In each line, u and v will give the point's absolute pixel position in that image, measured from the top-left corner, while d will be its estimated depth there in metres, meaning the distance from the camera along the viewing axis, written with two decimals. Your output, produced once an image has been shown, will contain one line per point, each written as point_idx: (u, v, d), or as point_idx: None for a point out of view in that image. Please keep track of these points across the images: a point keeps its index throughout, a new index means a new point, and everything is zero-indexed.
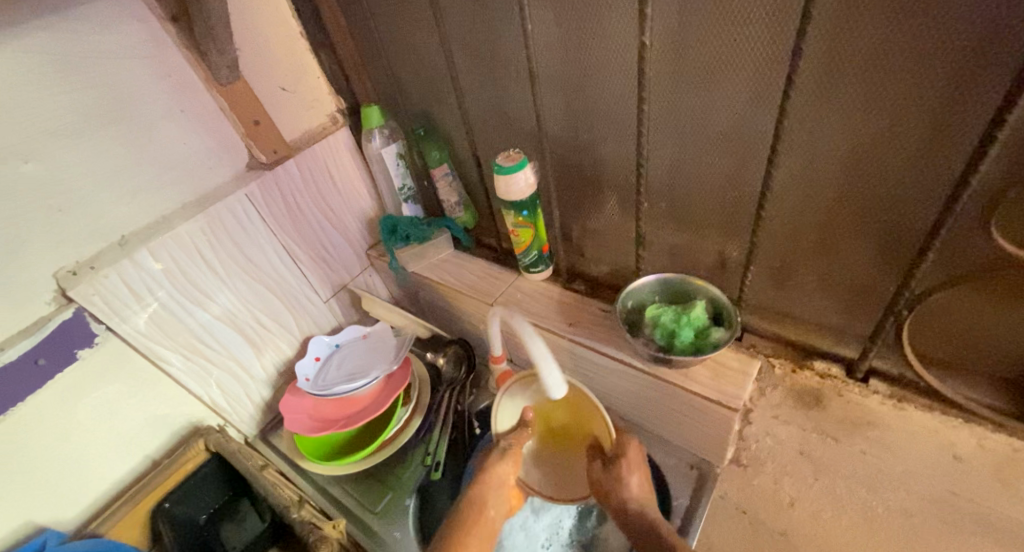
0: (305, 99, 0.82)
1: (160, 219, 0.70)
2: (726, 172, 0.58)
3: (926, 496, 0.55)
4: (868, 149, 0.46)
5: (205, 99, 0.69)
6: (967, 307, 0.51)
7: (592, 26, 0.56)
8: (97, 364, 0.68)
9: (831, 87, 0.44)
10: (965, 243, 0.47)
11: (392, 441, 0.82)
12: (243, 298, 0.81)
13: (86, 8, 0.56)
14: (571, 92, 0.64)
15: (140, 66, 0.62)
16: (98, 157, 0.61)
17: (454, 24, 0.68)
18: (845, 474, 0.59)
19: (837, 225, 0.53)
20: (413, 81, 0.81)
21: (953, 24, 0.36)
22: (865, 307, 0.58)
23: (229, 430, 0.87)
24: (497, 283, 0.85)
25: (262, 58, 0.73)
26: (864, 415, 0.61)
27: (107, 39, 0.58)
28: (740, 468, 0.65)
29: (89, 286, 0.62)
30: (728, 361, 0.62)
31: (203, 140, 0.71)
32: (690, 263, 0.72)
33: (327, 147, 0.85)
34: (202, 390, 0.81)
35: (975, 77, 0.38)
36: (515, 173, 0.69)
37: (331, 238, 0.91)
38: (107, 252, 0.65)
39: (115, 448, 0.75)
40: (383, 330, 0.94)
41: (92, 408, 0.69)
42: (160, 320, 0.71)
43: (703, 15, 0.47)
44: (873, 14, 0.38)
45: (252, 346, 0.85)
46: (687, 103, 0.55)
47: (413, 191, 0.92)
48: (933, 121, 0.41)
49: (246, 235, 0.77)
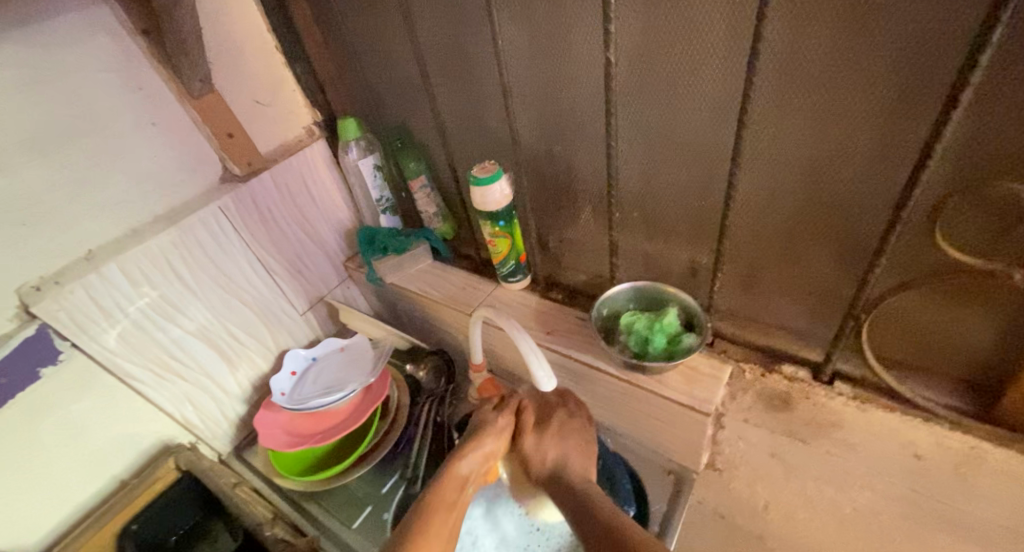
0: (281, 112, 0.82)
1: (129, 232, 0.69)
2: (694, 185, 0.60)
3: (889, 494, 0.57)
4: (824, 159, 0.48)
5: (177, 112, 0.69)
6: (920, 309, 0.53)
7: (564, 44, 0.58)
8: (62, 383, 0.66)
9: (788, 101, 0.46)
10: (915, 249, 0.49)
11: (370, 456, 0.81)
12: (216, 312, 0.79)
13: (54, 20, 0.55)
14: (544, 106, 0.66)
15: (109, 79, 0.61)
16: (66, 170, 0.60)
17: (429, 38, 0.69)
18: (813, 475, 0.61)
19: (799, 233, 0.55)
20: (389, 93, 0.82)
21: (894, 44, 0.38)
22: (828, 311, 0.61)
23: (201, 447, 0.85)
24: (475, 293, 0.86)
25: (236, 71, 0.73)
26: (830, 417, 0.63)
27: (75, 52, 0.58)
28: (716, 474, 0.66)
29: (54, 303, 0.61)
30: (700, 366, 0.64)
31: (175, 152, 0.70)
32: (663, 272, 0.73)
33: (304, 159, 0.85)
34: (173, 408, 0.79)
35: (916, 92, 0.40)
36: (490, 185, 0.70)
37: (307, 250, 0.90)
38: (74, 266, 0.64)
39: (80, 469, 0.72)
40: (362, 342, 0.92)
41: (57, 429, 0.67)
42: (128, 336, 0.70)
43: (666, 29, 0.49)
44: (822, 31, 0.40)
45: (226, 361, 0.83)
46: (655, 117, 0.56)
47: (392, 203, 0.92)
48: (880, 132, 0.43)
49: (219, 249, 0.76)
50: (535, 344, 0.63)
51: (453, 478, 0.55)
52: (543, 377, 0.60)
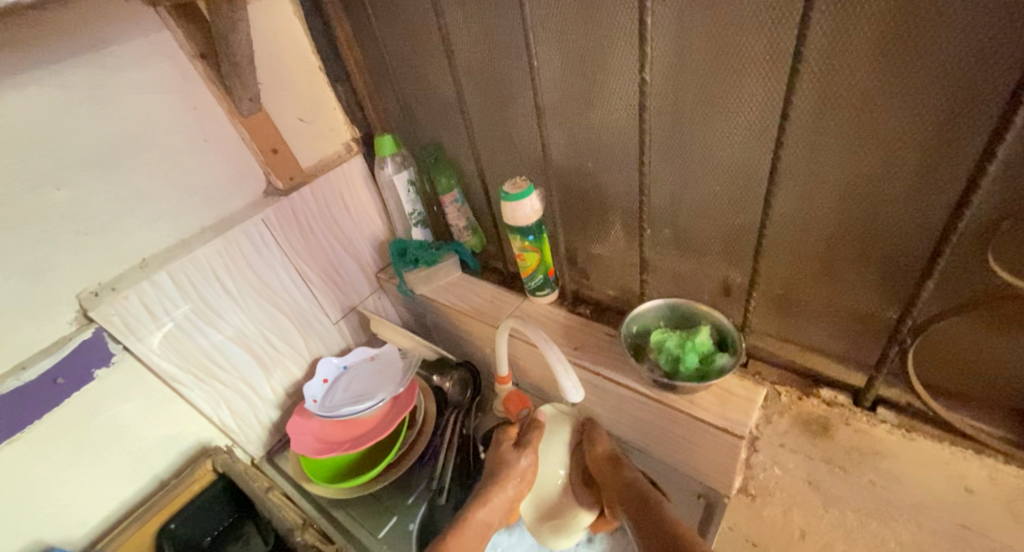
0: (323, 129, 0.86)
1: (179, 242, 0.72)
2: (729, 203, 0.59)
3: (938, 530, 0.53)
4: (867, 178, 0.47)
5: (226, 129, 0.72)
6: (971, 334, 0.50)
7: (600, 63, 0.59)
8: (113, 384, 0.69)
9: (828, 122, 0.46)
10: (963, 271, 0.47)
11: (397, 465, 0.83)
12: (255, 319, 0.82)
13: (121, 46, 0.60)
14: (576, 123, 0.66)
15: (168, 99, 0.65)
16: (126, 185, 0.64)
17: (464, 59, 0.71)
18: (854, 505, 0.57)
19: (838, 254, 0.54)
20: (425, 110, 0.84)
21: (942, 65, 0.38)
22: (869, 334, 0.59)
23: (236, 451, 0.88)
24: (503, 306, 0.86)
25: (283, 91, 0.77)
26: (872, 444, 0.60)
27: (140, 75, 0.62)
28: (749, 499, 0.63)
29: (110, 307, 0.65)
30: (734, 388, 0.62)
31: (224, 167, 0.74)
32: (695, 289, 0.72)
33: (342, 174, 0.88)
34: (211, 410, 0.82)
35: (964, 112, 0.39)
36: (521, 201, 0.71)
37: (342, 261, 0.93)
38: (128, 274, 0.68)
39: (125, 467, 0.75)
40: (391, 352, 0.94)
41: (106, 427, 0.71)
42: (175, 341, 0.73)
43: (702, 50, 0.49)
44: (866, 51, 0.40)
45: (262, 367, 0.86)
46: (690, 136, 0.56)
47: (423, 216, 0.94)
48: (927, 152, 0.42)
49: (261, 259, 0.80)
50: (565, 356, 0.65)
51: (472, 525, 0.62)
52: (571, 388, 0.63)
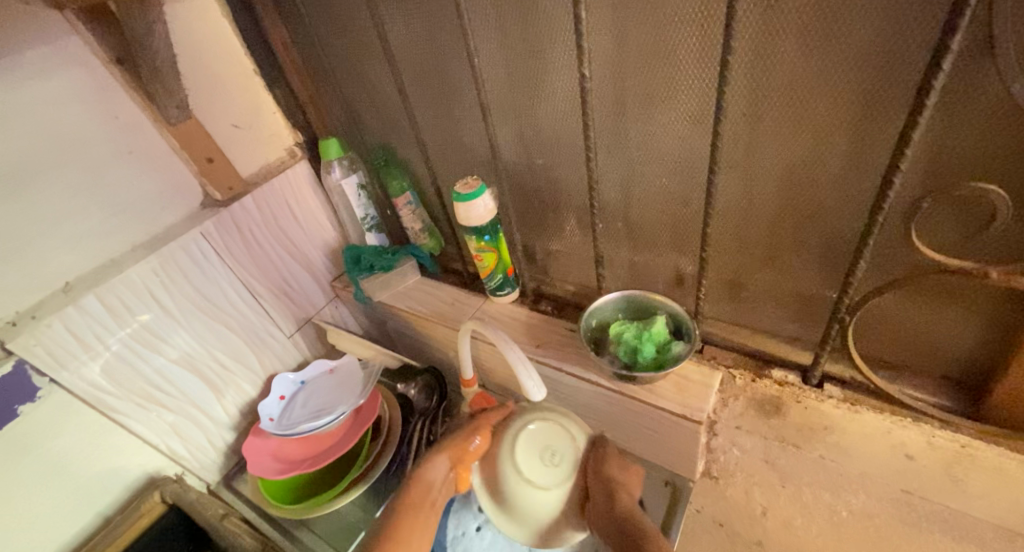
0: (263, 134, 0.82)
1: (108, 262, 0.68)
2: (674, 193, 0.60)
3: (882, 495, 0.58)
4: (800, 163, 0.48)
5: (153, 141, 0.68)
6: (905, 308, 0.53)
7: (540, 59, 0.58)
8: (42, 420, 0.64)
9: (761, 110, 0.47)
10: (893, 248, 0.49)
11: (360, 479, 0.79)
12: (200, 339, 0.78)
13: (24, 52, 0.54)
14: (523, 119, 0.66)
15: (83, 109, 0.61)
16: (40, 204, 0.59)
17: (405, 59, 0.70)
18: (808, 481, 0.62)
19: (781, 238, 0.56)
20: (369, 113, 0.82)
21: (861, 52, 0.39)
22: (812, 313, 0.61)
23: (189, 478, 0.83)
24: (463, 307, 0.85)
25: (215, 97, 0.73)
26: (822, 420, 0.60)
27: (48, 84, 0.57)
28: (713, 482, 0.67)
29: (30, 338, 0.59)
30: (690, 374, 0.64)
31: (154, 179, 0.70)
32: (649, 280, 0.73)
33: (286, 181, 0.84)
34: (157, 439, 0.77)
35: (884, 96, 0.40)
36: (473, 200, 0.70)
37: (293, 272, 0.89)
38: (50, 300, 0.63)
39: (64, 508, 0.70)
40: (351, 362, 0.91)
41: (38, 468, 0.65)
42: (111, 368, 0.68)
43: (637, 41, 0.49)
44: (792, 39, 0.41)
45: (212, 388, 0.82)
46: (633, 129, 0.57)
47: (377, 220, 0.92)
48: (852, 136, 0.44)
49: (202, 275, 0.75)
50: (525, 355, 0.63)
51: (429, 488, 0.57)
52: (533, 387, 0.60)
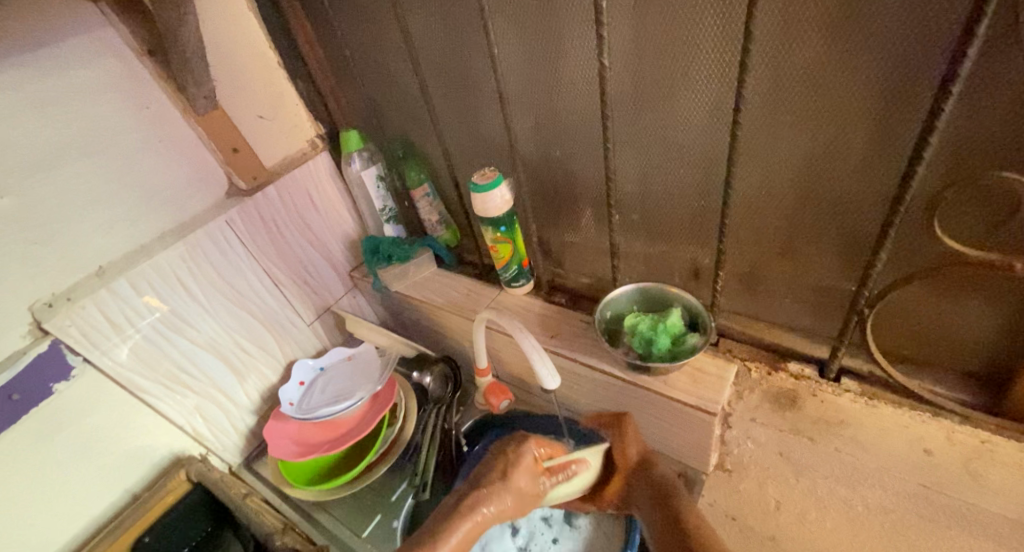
0: (286, 126, 0.84)
1: (138, 248, 0.70)
2: (692, 185, 0.60)
3: (902, 492, 0.56)
4: (820, 154, 0.48)
5: (182, 130, 0.70)
6: (927, 302, 0.52)
7: (557, 50, 0.59)
8: (75, 398, 0.67)
9: (781, 100, 0.47)
10: (914, 240, 0.48)
11: (377, 465, 0.81)
12: (224, 325, 0.80)
13: (62, 43, 0.57)
14: (541, 111, 0.66)
15: (116, 98, 0.63)
16: (76, 189, 0.62)
17: (425, 52, 0.71)
18: (824, 474, 0.60)
19: (799, 230, 0.55)
20: (389, 105, 0.83)
21: (884, 40, 0.39)
22: (831, 306, 0.60)
23: (212, 459, 0.86)
24: (479, 298, 0.86)
25: (241, 88, 0.75)
26: (837, 414, 0.61)
27: (84, 74, 0.59)
28: (725, 474, 0.65)
29: (65, 318, 0.62)
30: (706, 366, 0.63)
31: (182, 168, 0.72)
32: (665, 272, 0.73)
33: (308, 172, 0.86)
34: (183, 419, 0.80)
35: (907, 85, 0.40)
36: (490, 191, 0.70)
37: (313, 261, 0.91)
38: (84, 282, 0.65)
39: (94, 484, 0.73)
40: (368, 350, 0.93)
41: (72, 443, 0.68)
42: (140, 350, 0.71)
43: (657, 31, 0.49)
44: (813, 28, 0.41)
45: (235, 373, 0.84)
46: (651, 120, 0.57)
47: (395, 212, 0.93)
48: (874, 126, 0.44)
49: (227, 262, 0.78)
50: (539, 344, 0.65)
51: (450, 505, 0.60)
52: (547, 375, 0.62)
